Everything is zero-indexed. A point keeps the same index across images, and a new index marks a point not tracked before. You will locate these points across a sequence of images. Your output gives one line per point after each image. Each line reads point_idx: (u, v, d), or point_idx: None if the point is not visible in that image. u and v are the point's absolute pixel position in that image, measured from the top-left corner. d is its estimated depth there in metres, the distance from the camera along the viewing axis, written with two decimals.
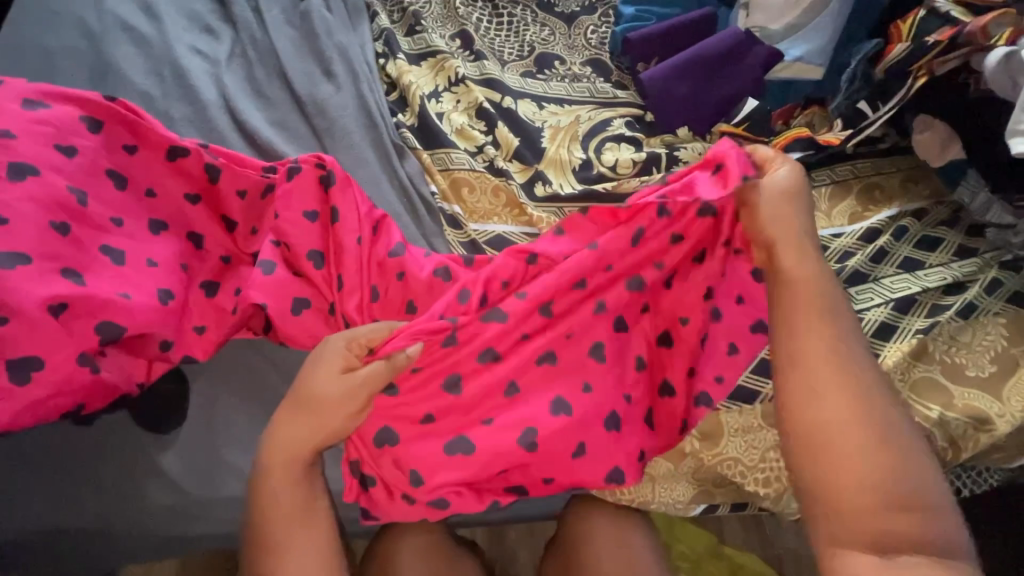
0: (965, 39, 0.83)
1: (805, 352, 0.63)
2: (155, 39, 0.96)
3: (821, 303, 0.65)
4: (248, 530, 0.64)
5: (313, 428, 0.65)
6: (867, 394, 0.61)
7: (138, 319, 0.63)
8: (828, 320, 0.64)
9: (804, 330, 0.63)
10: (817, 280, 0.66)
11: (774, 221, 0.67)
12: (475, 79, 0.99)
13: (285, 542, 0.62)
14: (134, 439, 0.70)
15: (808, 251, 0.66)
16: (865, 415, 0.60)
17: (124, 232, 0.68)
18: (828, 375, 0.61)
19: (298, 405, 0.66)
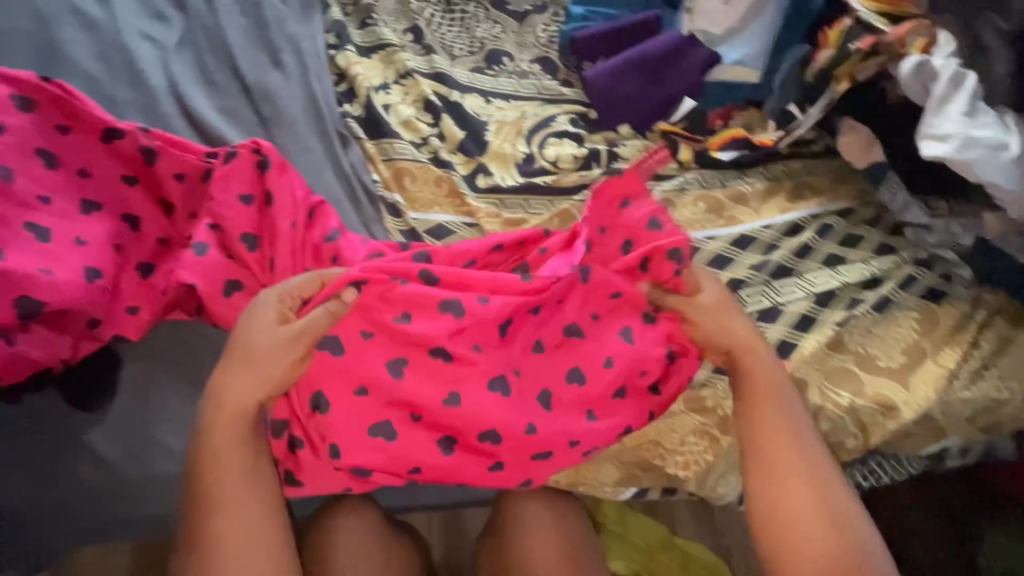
0: (884, 47, 0.88)
1: (764, 446, 0.70)
2: (104, 22, 0.96)
3: (777, 396, 0.73)
4: (194, 497, 0.64)
5: (255, 385, 0.68)
6: (823, 484, 0.68)
7: (61, 294, 0.64)
8: (783, 410, 0.72)
9: (764, 420, 0.72)
10: (772, 376, 0.74)
11: (727, 323, 0.76)
12: (424, 72, 1.01)
13: (238, 502, 0.64)
14: (61, 417, 0.71)
15: (761, 350, 0.75)
16: (819, 498, 0.67)
17: (51, 210, 0.69)
18: (791, 468, 0.69)
19: (236, 365, 0.68)
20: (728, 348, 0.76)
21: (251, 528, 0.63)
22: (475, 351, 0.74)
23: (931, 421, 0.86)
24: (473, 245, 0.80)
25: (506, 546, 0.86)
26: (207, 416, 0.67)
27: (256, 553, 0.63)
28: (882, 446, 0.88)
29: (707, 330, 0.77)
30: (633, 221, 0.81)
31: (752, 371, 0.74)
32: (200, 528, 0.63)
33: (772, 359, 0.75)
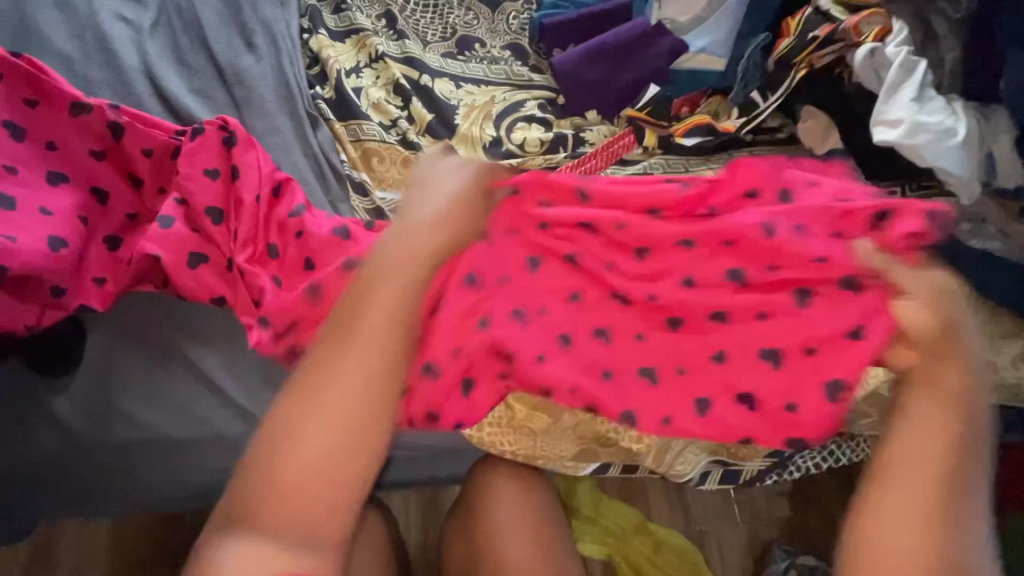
0: (840, 35, 0.90)
1: (907, 461, 0.63)
2: (79, 4, 0.98)
3: (959, 420, 0.64)
4: (336, 322, 0.64)
5: (416, 232, 0.68)
6: (954, 531, 0.60)
7: (23, 261, 0.66)
8: (953, 428, 0.63)
9: (927, 426, 0.64)
10: (963, 410, 0.64)
11: (948, 334, 0.66)
12: (396, 57, 1.03)
13: (371, 338, 0.62)
14: (27, 384, 0.73)
15: (968, 383, 0.65)
16: (939, 536, 0.60)
17: (17, 181, 0.71)
18: (927, 495, 0.61)
19: (407, 204, 0.71)
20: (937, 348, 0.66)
21: (373, 366, 0.62)
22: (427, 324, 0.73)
23: None
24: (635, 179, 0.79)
25: (474, 515, 0.89)
26: (389, 238, 0.68)
27: (367, 397, 0.61)
28: None
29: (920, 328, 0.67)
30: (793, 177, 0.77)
31: (939, 388, 0.65)
32: (324, 353, 0.63)
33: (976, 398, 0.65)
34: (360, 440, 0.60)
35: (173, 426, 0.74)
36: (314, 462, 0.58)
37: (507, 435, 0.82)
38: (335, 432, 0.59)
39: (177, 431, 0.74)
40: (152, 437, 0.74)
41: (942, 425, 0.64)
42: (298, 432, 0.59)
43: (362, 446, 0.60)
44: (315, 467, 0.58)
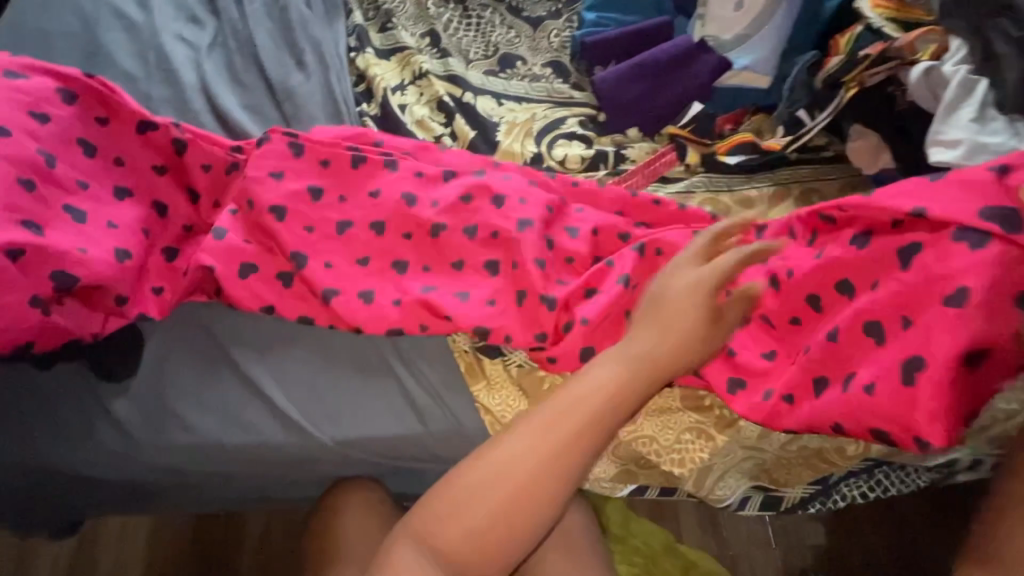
0: (893, 53, 0.88)
1: None
2: (144, 26, 1.03)
3: None
4: (556, 398, 0.66)
5: (656, 337, 0.70)
6: None
7: (93, 272, 0.68)
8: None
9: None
10: None
11: None
12: (439, 74, 1.05)
13: (569, 425, 0.65)
14: (89, 385, 0.76)
15: None
16: None
17: (87, 194, 0.73)
18: None
19: (655, 308, 0.71)
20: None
21: (565, 448, 0.64)
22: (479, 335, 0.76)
23: None
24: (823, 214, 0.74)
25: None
26: (608, 357, 0.69)
27: (557, 472, 0.64)
28: (886, 455, 0.87)
29: None
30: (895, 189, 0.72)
31: None
32: (532, 423, 0.66)
33: None
34: (536, 499, 0.63)
35: (222, 432, 0.76)
36: (489, 514, 0.63)
37: None
38: (483, 521, 0.63)
39: (226, 437, 0.76)
40: (204, 442, 0.76)
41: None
42: (484, 482, 0.64)
43: (529, 520, 0.63)
44: (495, 516, 0.63)
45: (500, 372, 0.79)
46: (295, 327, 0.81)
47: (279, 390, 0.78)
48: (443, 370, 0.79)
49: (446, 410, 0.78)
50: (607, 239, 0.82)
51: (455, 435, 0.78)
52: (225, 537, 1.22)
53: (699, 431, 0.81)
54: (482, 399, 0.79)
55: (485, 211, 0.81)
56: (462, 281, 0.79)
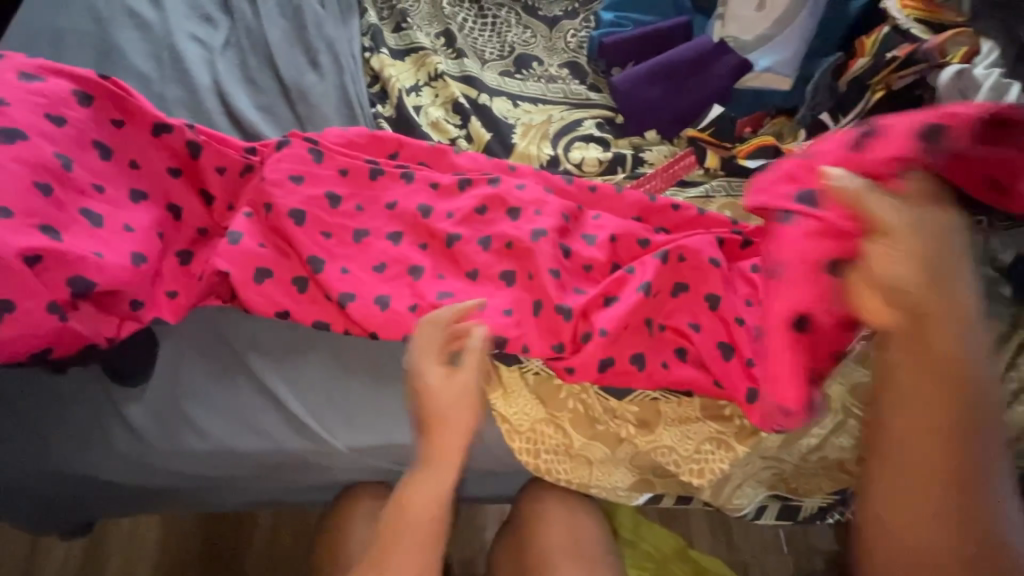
0: (922, 56, 0.86)
1: (898, 389, 0.61)
2: (158, 25, 1.02)
3: (944, 350, 0.58)
4: (389, 521, 0.67)
5: (462, 426, 0.68)
6: (957, 439, 0.59)
7: (109, 277, 0.68)
8: (952, 419, 0.59)
9: (926, 452, 0.60)
10: (959, 347, 0.59)
11: (906, 248, 0.56)
12: (454, 75, 1.04)
13: (417, 539, 0.66)
14: (104, 390, 0.76)
15: (959, 318, 0.58)
16: (935, 445, 0.59)
17: (103, 198, 0.72)
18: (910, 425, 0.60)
19: (440, 416, 0.68)
20: (883, 284, 0.57)
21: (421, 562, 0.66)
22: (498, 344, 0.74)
23: None
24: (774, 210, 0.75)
25: (526, 541, 0.88)
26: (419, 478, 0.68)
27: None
28: None
29: (891, 269, 0.56)
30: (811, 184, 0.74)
31: (932, 334, 0.58)
32: (378, 548, 0.66)
33: (965, 328, 0.59)
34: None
35: (236, 438, 0.76)
36: None
37: (563, 463, 0.78)
38: None
39: (240, 443, 0.76)
40: (218, 449, 0.76)
41: (956, 375, 0.59)
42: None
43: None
44: None
45: (517, 379, 0.78)
46: (312, 332, 0.80)
47: (292, 396, 0.77)
48: None
49: None
50: (626, 246, 0.81)
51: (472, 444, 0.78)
52: (234, 536, 1.22)
53: (719, 441, 0.79)
54: (499, 407, 0.77)
55: (502, 219, 0.80)
56: (479, 287, 0.78)
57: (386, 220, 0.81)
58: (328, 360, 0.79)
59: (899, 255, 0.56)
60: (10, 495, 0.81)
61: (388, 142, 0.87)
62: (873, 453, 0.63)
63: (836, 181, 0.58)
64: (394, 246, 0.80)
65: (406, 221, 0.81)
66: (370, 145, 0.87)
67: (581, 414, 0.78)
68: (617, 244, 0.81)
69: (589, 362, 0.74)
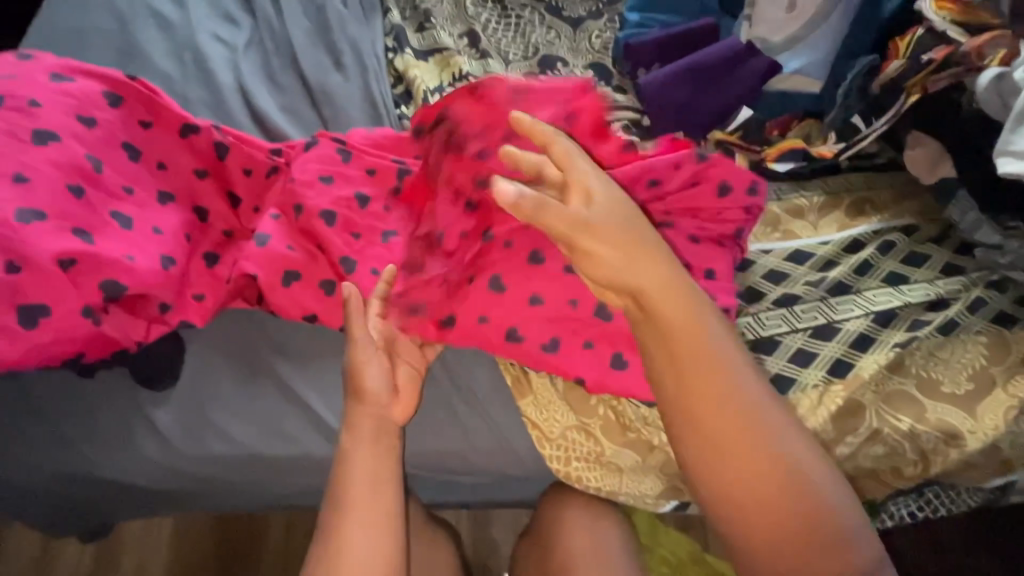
0: (959, 58, 0.85)
1: (679, 383, 0.61)
2: (180, 25, 1.02)
3: (693, 326, 0.61)
4: (337, 502, 0.66)
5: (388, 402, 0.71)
6: (751, 405, 0.61)
7: (141, 280, 0.67)
8: (717, 390, 0.61)
9: (710, 441, 0.61)
10: (693, 315, 0.62)
11: (624, 253, 0.60)
12: (479, 76, 1.03)
13: (371, 509, 0.65)
14: (130, 394, 0.75)
15: (678, 285, 0.62)
16: (747, 423, 0.60)
17: (132, 200, 0.72)
18: (706, 405, 0.61)
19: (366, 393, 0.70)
20: (620, 289, 0.61)
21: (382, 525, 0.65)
22: (533, 351, 0.73)
23: (995, 451, 0.82)
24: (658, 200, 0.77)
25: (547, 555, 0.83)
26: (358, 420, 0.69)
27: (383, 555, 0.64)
28: (941, 475, 0.83)
29: (650, 267, 0.61)
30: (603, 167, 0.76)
31: (661, 308, 0.61)
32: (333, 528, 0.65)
33: (689, 295, 0.62)
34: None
35: (264, 444, 0.75)
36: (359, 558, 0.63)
37: (593, 470, 0.77)
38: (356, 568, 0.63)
39: (267, 449, 0.75)
40: (245, 454, 0.75)
41: (690, 331, 0.61)
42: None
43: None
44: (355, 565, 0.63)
45: (547, 386, 0.76)
46: (339, 337, 0.79)
47: (320, 400, 0.76)
48: (489, 384, 0.77)
49: (491, 423, 0.76)
50: None
51: (501, 452, 0.76)
52: (248, 535, 1.21)
53: None
54: (530, 413, 0.76)
55: None
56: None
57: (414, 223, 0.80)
58: None
59: (625, 255, 0.60)
60: (35, 498, 0.80)
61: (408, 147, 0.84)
62: (677, 455, 0.64)
63: (574, 176, 0.61)
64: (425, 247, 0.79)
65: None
66: (399, 146, 0.85)
67: (612, 422, 0.76)
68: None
69: (623, 372, 0.73)
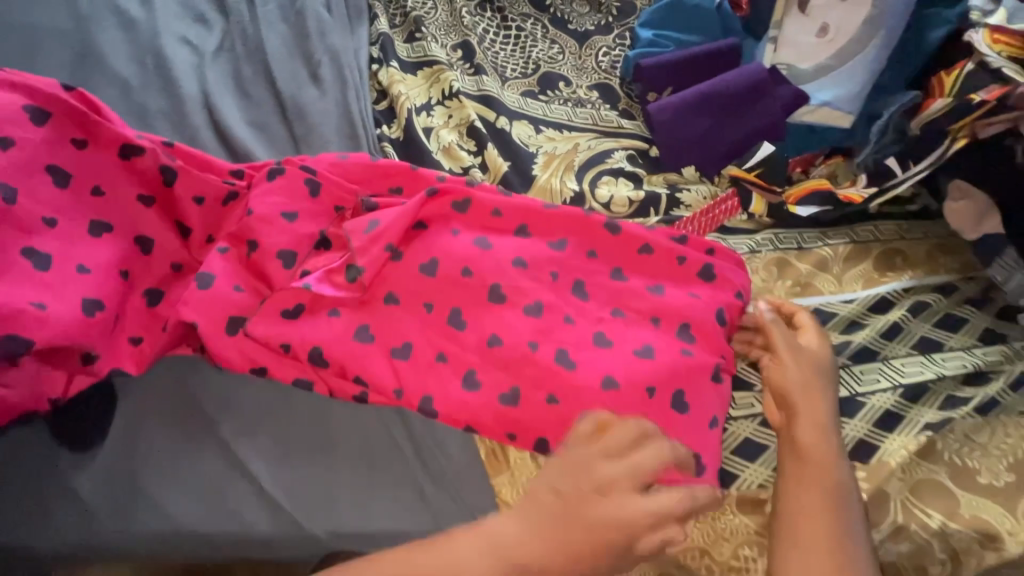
0: (1015, 101, 0.74)
1: (800, 498, 0.62)
2: (145, 25, 0.92)
3: (831, 463, 0.63)
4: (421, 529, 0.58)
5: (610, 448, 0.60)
6: (851, 548, 0.59)
7: (52, 332, 0.58)
8: (842, 525, 0.60)
9: (807, 549, 0.59)
10: (833, 461, 0.64)
11: (798, 386, 0.68)
12: (471, 94, 0.93)
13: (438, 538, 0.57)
14: (45, 455, 0.64)
15: (827, 427, 0.66)
16: (844, 556, 0.59)
17: (55, 233, 0.62)
18: (810, 519, 0.60)
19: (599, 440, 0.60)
20: (778, 399, 0.69)
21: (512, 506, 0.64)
22: (526, 424, 0.64)
23: None
24: (624, 247, 0.74)
25: None
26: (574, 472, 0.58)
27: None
28: None
29: (792, 393, 0.68)
30: (574, 223, 0.74)
31: (808, 437, 0.65)
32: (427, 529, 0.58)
33: (835, 440, 0.65)
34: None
35: (196, 519, 0.63)
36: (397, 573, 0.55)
37: None
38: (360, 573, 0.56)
39: (200, 527, 0.63)
40: (173, 533, 0.63)
41: (822, 459, 0.64)
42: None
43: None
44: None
45: (527, 464, 0.67)
46: (292, 392, 0.70)
47: (252, 465, 0.66)
48: (462, 459, 0.68)
49: (460, 505, 0.66)
50: (645, 300, 0.71)
51: None
52: None
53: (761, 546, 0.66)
54: (504, 496, 0.67)
55: (508, 270, 0.70)
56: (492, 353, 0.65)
57: (364, 246, 0.69)
58: (308, 417, 0.69)
59: (792, 378, 0.69)
60: None
61: (387, 178, 0.76)
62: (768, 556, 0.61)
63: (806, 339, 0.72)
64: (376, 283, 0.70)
65: (412, 283, 0.70)
66: (377, 180, 0.76)
67: None
68: (630, 296, 0.71)
69: None
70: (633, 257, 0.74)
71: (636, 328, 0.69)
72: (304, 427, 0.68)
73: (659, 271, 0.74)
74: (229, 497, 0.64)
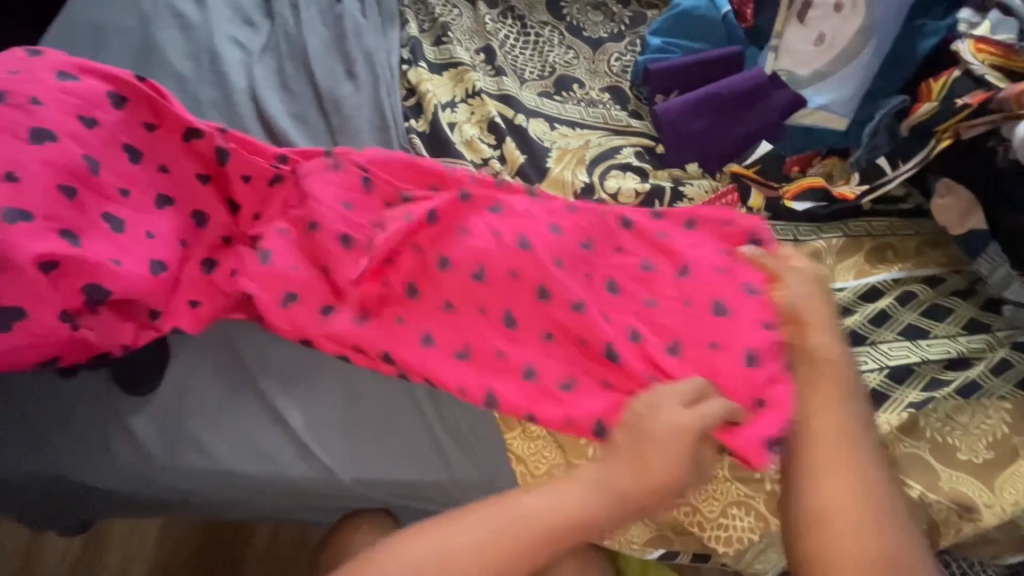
0: (996, 104, 0.79)
1: (818, 399, 0.68)
2: (200, 26, 1.02)
3: (837, 360, 0.70)
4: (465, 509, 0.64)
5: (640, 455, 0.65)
6: (861, 431, 0.66)
7: (125, 286, 0.66)
8: (854, 413, 0.67)
9: (829, 439, 0.65)
10: (839, 361, 0.70)
11: (804, 301, 0.73)
12: (492, 93, 1.01)
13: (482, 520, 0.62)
14: (108, 398, 0.73)
15: (831, 333, 0.72)
16: (858, 438, 0.65)
17: (127, 201, 0.71)
18: (826, 413, 0.67)
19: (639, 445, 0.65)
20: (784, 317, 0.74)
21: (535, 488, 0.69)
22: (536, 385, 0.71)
23: (1014, 528, 0.76)
24: (632, 234, 0.81)
25: None
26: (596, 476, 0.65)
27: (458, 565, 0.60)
28: (955, 546, 0.78)
29: (799, 308, 0.73)
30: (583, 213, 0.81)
31: (815, 344, 0.71)
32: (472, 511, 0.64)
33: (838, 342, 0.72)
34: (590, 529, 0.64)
35: (238, 460, 0.72)
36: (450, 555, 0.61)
37: None
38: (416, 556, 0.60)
39: (243, 468, 0.72)
40: (220, 471, 0.72)
41: (830, 360, 0.70)
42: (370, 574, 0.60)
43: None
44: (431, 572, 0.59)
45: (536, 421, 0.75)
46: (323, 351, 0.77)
47: (286, 415, 0.74)
48: (476, 417, 0.75)
49: (472, 456, 0.74)
50: (651, 281, 0.78)
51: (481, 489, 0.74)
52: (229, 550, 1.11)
53: (746, 506, 0.72)
54: (515, 447, 0.74)
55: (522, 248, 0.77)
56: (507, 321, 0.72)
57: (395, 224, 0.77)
58: (337, 375, 0.76)
59: (797, 296, 0.74)
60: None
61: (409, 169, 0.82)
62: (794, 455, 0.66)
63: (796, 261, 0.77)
64: (402, 257, 0.77)
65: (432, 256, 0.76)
66: (399, 168, 0.82)
67: None
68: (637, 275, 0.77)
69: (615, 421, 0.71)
70: (640, 241, 0.80)
71: (639, 304, 0.76)
72: (333, 385, 0.75)
73: (664, 253, 0.79)
74: (267, 441, 0.73)
